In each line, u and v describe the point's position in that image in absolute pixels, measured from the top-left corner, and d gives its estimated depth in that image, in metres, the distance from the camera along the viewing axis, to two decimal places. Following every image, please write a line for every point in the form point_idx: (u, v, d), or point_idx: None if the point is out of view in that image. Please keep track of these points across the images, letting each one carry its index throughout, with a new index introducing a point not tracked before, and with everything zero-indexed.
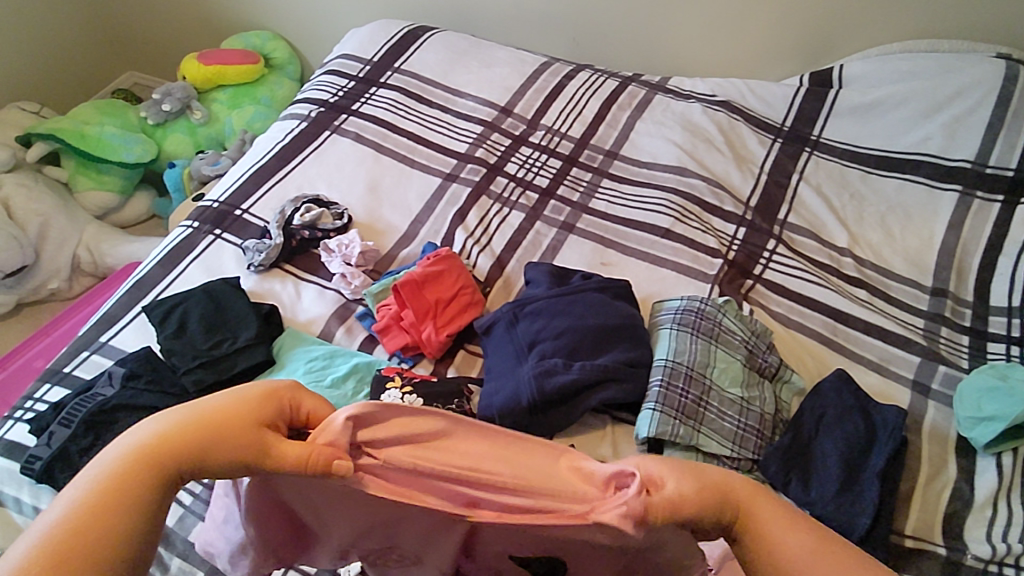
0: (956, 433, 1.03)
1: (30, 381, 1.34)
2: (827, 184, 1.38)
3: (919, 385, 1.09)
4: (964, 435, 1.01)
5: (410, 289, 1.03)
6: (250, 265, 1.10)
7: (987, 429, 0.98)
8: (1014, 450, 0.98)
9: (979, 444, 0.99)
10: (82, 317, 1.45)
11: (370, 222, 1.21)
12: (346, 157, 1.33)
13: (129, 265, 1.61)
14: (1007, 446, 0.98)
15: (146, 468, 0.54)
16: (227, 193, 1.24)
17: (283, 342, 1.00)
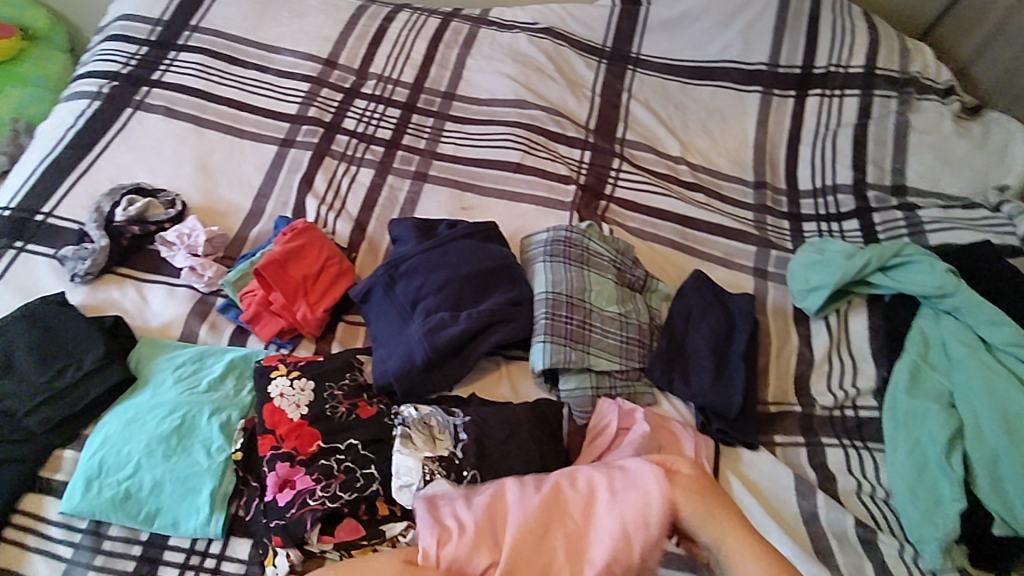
0: (792, 306, 1.19)
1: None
2: (653, 99, 1.46)
3: (758, 271, 1.23)
4: (799, 306, 1.17)
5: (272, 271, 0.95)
6: (73, 276, 0.95)
7: (815, 298, 1.14)
8: (837, 311, 1.16)
9: (812, 312, 1.14)
10: None
11: (207, 205, 1.10)
12: (160, 135, 1.17)
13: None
14: (831, 309, 1.15)
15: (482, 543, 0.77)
16: (18, 197, 1.05)
17: (140, 355, 0.89)
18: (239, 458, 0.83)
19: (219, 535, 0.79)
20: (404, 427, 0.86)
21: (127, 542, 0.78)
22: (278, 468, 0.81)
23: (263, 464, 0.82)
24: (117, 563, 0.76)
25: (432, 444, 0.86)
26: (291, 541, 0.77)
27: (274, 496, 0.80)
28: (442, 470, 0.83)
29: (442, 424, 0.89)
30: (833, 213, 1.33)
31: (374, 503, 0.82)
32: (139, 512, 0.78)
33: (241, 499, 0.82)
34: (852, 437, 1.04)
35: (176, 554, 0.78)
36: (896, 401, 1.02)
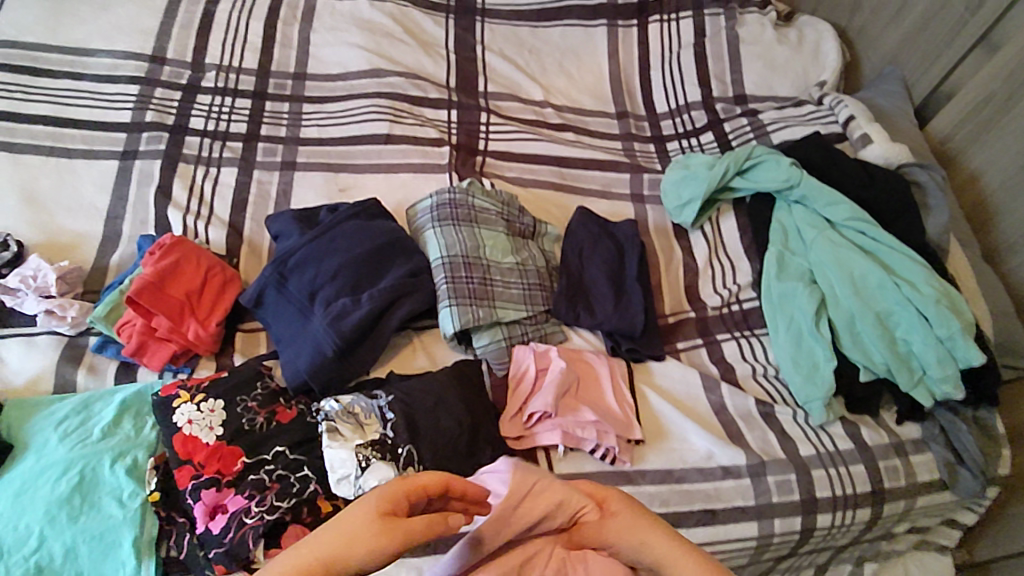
0: (671, 223, 1.26)
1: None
2: (507, 47, 1.46)
3: (636, 196, 1.29)
4: (677, 222, 1.24)
5: (149, 294, 0.87)
6: None
7: (690, 211, 1.21)
8: (710, 219, 1.24)
9: (689, 224, 1.22)
10: None
11: (50, 239, 0.98)
12: None
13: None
14: (704, 218, 1.24)
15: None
16: None
17: (11, 420, 0.80)
18: (158, 498, 0.77)
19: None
20: (328, 422, 0.84)
21: None
22: (205, 496, 0.77)
23: (185, 497, 0.77)
24: None
25: (361, 431, 0.85)
26: (237, 565, 0.74)
27: (207, 525, 0.76)
28: (376, 453, 0.82)
29: (367, 409, 0.88)
30: (691, 130, 1.41)
31: (315, 503, 0.80)
32: None
33: (171, 538, 0.77)
34: (741, 329, 1.13)
35: None
36: (770, 289, 1.11)
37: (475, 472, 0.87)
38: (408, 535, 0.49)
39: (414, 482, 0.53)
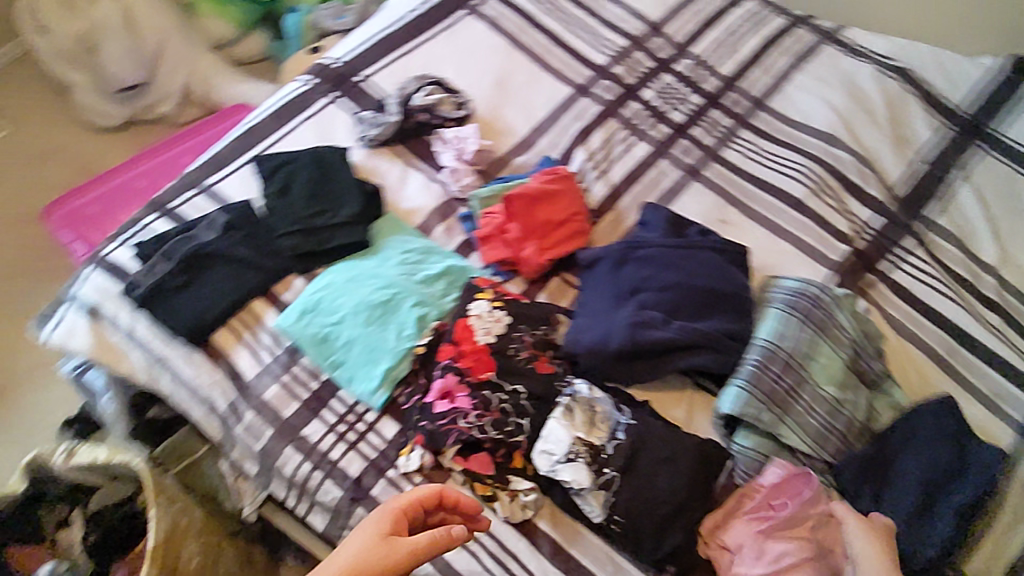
0: None
1: (144, 201, 1.46)
2: (991, 189, 1.22)
3: None
4: None
5: (522, 204, 0.97)
6: (362, 137, 1.06)
7: None
8: None
9: None
10: (180, 148, 1.54)
11: (490, 119, 1.14)
12: (480, 42, 1.22)
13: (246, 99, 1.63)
14: None
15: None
16: (351, 54, 1.17)
17: (381, 229, 0.97)
18: (419, 352, 0.86)
19: (378, 408, 0.84)
20: (569, 400, 0.85)
21: (310, 375, 0.86)
22: (447, 378, 0.84)
23: (436, 367, 0.85)
24: (297, 388, 0.85)
25: (588, 427, 0.83)
26: (430, 446, 0.81)
27: (434, 401, 0.83)
28: (586, 457, 0.81)
29: (606, 415, 0.86)
30: None
31: (513, 452, 0.83)
32: (328, 356, 0.86)
33: (405, 388, 0.85)
34: None
35: (338, 406, 0.85)
36: None
37: (655, 542, 0.80)
38: (401, 552, 0.67)
39: (409, 505, 0.72)
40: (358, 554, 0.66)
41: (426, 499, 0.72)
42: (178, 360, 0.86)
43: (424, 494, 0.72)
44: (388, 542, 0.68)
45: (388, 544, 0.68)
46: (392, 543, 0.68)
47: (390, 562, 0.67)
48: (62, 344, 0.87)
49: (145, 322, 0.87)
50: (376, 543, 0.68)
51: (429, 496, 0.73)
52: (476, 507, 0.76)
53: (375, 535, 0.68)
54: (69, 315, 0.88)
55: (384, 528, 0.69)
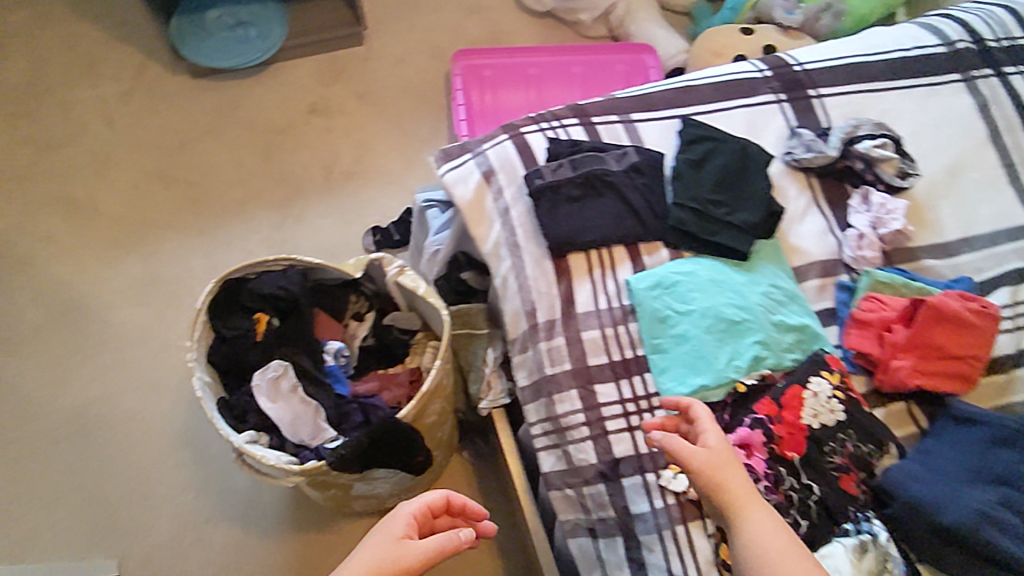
0: None
1: (533, 88, 1.69)
2: None
3: None
4: None
5: (922, 311, 0.82)
6: (787, 152, 0.95)
7: None
8: None
9: None
10: (582, 62, 1.73)
11: (921, 204, 0.93)
12: (959, 115, 0.98)
13: (652, 61, 1.72)
14: None
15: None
16: (814, 63, 1.02)
17: (761, 250, 0.89)
18: (736, 389, 0.80)
19: (670, 412, 0.80)
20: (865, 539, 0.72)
21: (630, 342, 0.84)
22: (754, 432, 0.76)
23: (746, 414, 0.78)
24: (612, 346, 0.84)
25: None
26: None
27: (728, 444, 0.77)
28: None
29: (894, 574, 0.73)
30: None
31: None
32: (654, 337, 0.83)
33: None
34: None
35: (637, 386, 0.82)
36: None
37: None
38: (414, 552, 0.70)
39: (420, 507, 0.76)
40: (376, 554, 0.70)
41: (428, 503, 0.76)
42: (528, 257, 0.89)
43: (432, 499, 0.77)
44: (400, 543, 0.71)
45: (401, 545, 0.71)
46: (404, 546, 0.71)
47: (405, 564, 0.69)
48: (450, 185, 0.95)
49: (523, 207, 0.91)
50: (388, 549, 0.70)
51: (436, 498, 0.78)
52: (481, 511, 0.81)
53: (387, 541, 0.71)
54: (468, 164, 0.95)
55: (395, 532, 0.73)
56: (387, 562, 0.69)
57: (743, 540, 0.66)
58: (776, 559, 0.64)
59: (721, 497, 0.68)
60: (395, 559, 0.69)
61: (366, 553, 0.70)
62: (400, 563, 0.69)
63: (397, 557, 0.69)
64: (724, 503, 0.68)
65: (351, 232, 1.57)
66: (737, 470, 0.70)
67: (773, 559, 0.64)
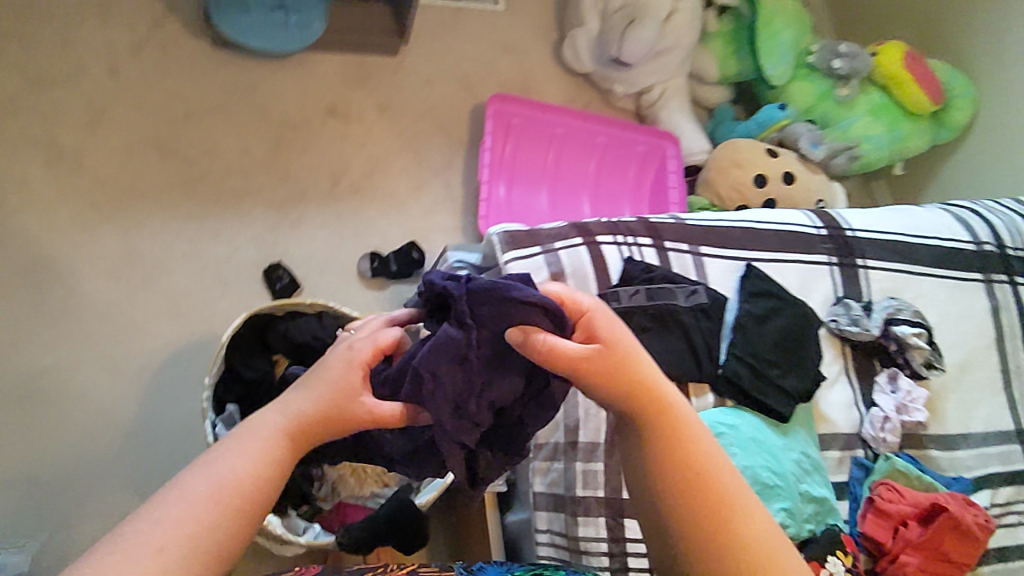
0: None
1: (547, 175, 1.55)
2: None
3: None
4: None
5: (945, 522, 0.87)
6: (831, 321, 0.99)
7: None
8: None
9: None
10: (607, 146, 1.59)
11: (935, 394, 1.02)
12: (976, 313, 1.08)
13: (672, 153, 1.60)
14: None
15: (259, 499, 0.58)
16: (866, 232, 1.07)
17: (798, 413, 0.93)
18: None
19: None
20: None
21: None
22: None
23: None
24: None
25: None
26: None
27: None
28: None
29: None
30: None
31: None
32: None
33: None
34: None
35: None
36: None
37: None
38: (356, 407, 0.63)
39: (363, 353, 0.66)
40: (320, 402, 0.63)
41: (364, 346, 0.66)
42: None
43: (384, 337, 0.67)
44: (336, 402, 0.63)
45: (337, 404, 0.63)
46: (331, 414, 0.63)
47: (328, 428, 0.63)
48: None
49: None
50: (316, 397, 0.63)
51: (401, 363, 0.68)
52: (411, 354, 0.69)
53: (319, 397, 0.63)
54: (539, 259, 0.92)
55: (322, 387, 0.64)
56: (329, 417, 0.63)
57: (686, 456, 0.62)
58: (702, 467, 0.62)
59: (667, 420, 0.63)
60: (328, 418, 0.63)
61: (301, 396, 0.63)
62: (337, 414, 0.63)
63: (322, 417, 0.62)
64: (647, 416, 0.63)
65: (342, 249, 1.38)
66: (641, 350, 0.64)
67: (700, 477, 0.62)
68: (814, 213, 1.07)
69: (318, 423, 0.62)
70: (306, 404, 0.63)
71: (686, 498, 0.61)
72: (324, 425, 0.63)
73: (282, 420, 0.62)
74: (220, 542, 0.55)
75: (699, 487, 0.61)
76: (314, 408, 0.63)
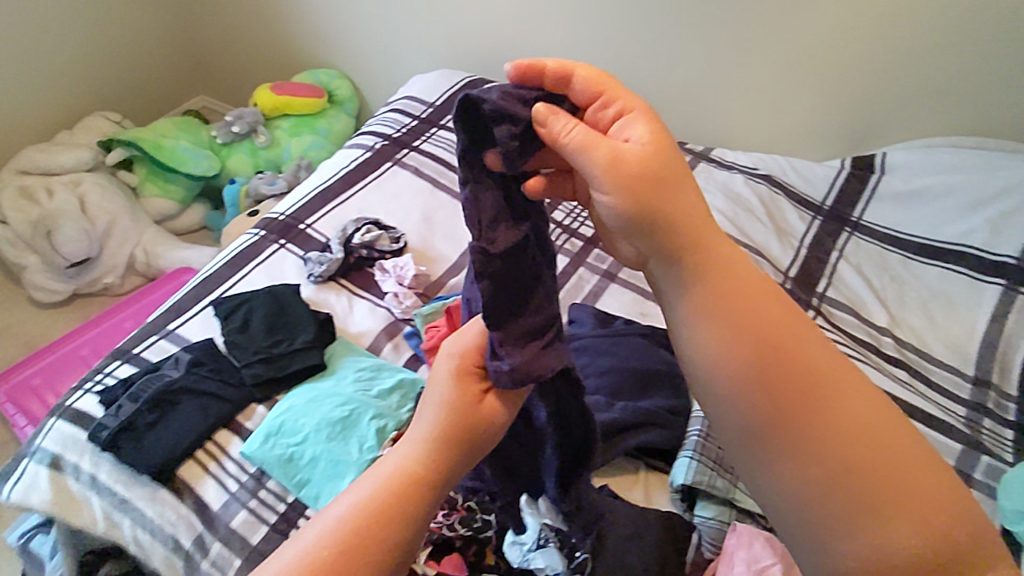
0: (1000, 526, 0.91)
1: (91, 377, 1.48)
2: (867, 265, 1.28)
3: (961, 473, 0.97)
4: (1009, 530, 0.90)
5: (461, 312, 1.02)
6: (309, 275, 1.16)
7: None
8: None
9: None
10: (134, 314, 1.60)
11: (422, 249, 1.27)
12: (404, 187, 1.40)
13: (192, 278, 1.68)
14: None
15: (388, 515, 0.58)
16: (294, 208, 1.33)
17: (335, 351, 1.01)
18: None
19: None
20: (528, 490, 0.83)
21: (277, 498, 0.84)
22: None
23: None
24: (264, 512, 0.83)
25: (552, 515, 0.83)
26: None
27: None
28: (556, 541, 0.80)
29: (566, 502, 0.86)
30: None
31: (484, 548, 0.85)
32: (294, 476, 0.84)
33: None
34: None
35: None
36: None
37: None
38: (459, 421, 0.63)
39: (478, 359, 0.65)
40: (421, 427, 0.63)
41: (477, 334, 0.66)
42: (140, 498, 0.83)
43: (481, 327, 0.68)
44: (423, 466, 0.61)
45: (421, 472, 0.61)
46: (418, 490, 0.60)
47: (414, 488, 0.60)
48: (22, 502, 0.85)
49: (109, 467, 0.85)
50: (410, 457, 0.62)
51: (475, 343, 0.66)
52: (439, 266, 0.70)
53: (399, 471, 0.61)
54: (30, 471, 0.86)
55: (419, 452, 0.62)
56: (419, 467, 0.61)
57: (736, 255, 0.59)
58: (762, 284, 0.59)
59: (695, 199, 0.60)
60: (406, 492, 0.60)
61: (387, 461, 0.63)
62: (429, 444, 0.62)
63: (383, 493, 0.60)
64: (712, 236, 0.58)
65: None
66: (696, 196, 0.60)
67: (794, 353, 0.54)
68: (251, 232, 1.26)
69: (407, 498, 0.60)
70: (385, 478, 0.61)
71: (786, 391, 0.53)
72: (408, 484, 0.60)
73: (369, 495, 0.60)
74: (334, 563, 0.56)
75: (793, 364, 0.53)
76: (378, 482, 0.60)
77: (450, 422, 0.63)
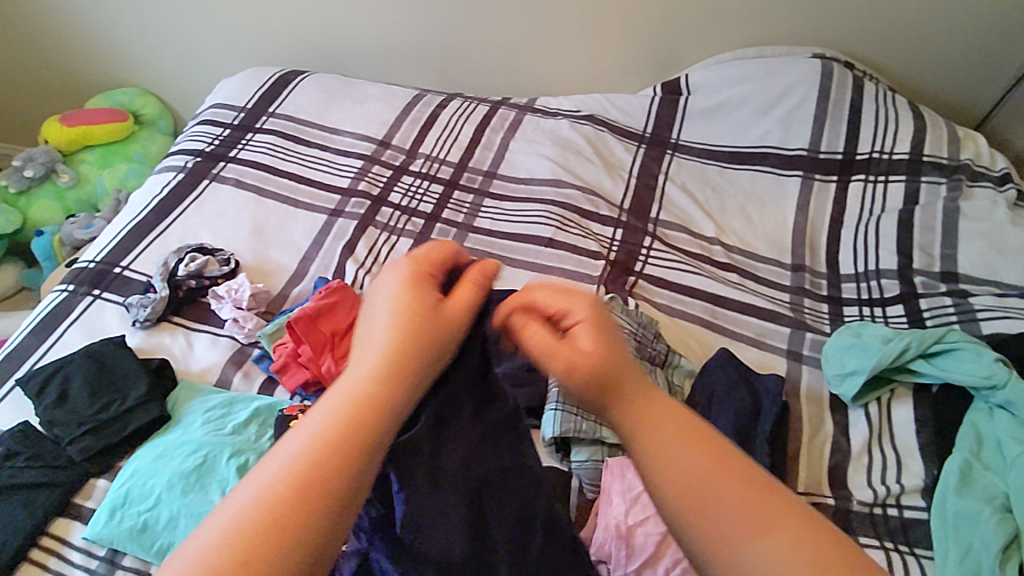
0: (829, 392, 1.02)
1: None
2: (689, 181, 1.36)
3: (793, 353, 1.08)
4: (835, 393, 1.01)
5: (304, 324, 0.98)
6: (135, 321, 1.07)
7: (852, 384, 0.98)
8: (878, 400, 0.98)
9: (849, 398, 0.98)
10: None
11: (258, 264, 1.21)
12: (227, 203, 1.31)
13: None
14: (873, 396, 0.99)
15: (363, 419, 0.44)
16: (104, 252, 1.21)
17: (178, 397, 0.95)
18: None
19: None
20: None
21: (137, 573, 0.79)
22: None
23: None
24: None
25: None
26: None
27: None
28: None
29: None
30: (876, 299, 1.15)
31: None
32: (152, 545, 0.79)
33: None
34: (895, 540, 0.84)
35: None
36: (943, 505, 0.83)
37: None
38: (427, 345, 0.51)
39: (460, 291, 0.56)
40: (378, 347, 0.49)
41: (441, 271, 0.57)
42: None
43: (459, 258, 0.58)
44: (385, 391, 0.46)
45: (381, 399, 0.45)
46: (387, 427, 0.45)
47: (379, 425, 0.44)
48: None
49: None
50: (368, 375, 0.47)
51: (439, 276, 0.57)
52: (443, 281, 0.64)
53: (353, 399, 0.45)
54: None
55: (384, 368, 0.47)
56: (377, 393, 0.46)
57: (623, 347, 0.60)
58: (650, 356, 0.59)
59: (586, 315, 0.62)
60: (366, 432, 0.43)
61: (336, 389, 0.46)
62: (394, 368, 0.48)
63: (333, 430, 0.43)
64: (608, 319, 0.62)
65: None
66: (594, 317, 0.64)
67: None
68: (53, 291, 1.13)
69: (371, 439, 0.44)
70: (334, 414, 0.44)
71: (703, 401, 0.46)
72: (354, 423, 0.43)
73: (317, 429, 0.43)
74: (266, 521, 0.38)
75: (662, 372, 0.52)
76: (329, 415, 0.44)
77: (412, 312, 0.51)
